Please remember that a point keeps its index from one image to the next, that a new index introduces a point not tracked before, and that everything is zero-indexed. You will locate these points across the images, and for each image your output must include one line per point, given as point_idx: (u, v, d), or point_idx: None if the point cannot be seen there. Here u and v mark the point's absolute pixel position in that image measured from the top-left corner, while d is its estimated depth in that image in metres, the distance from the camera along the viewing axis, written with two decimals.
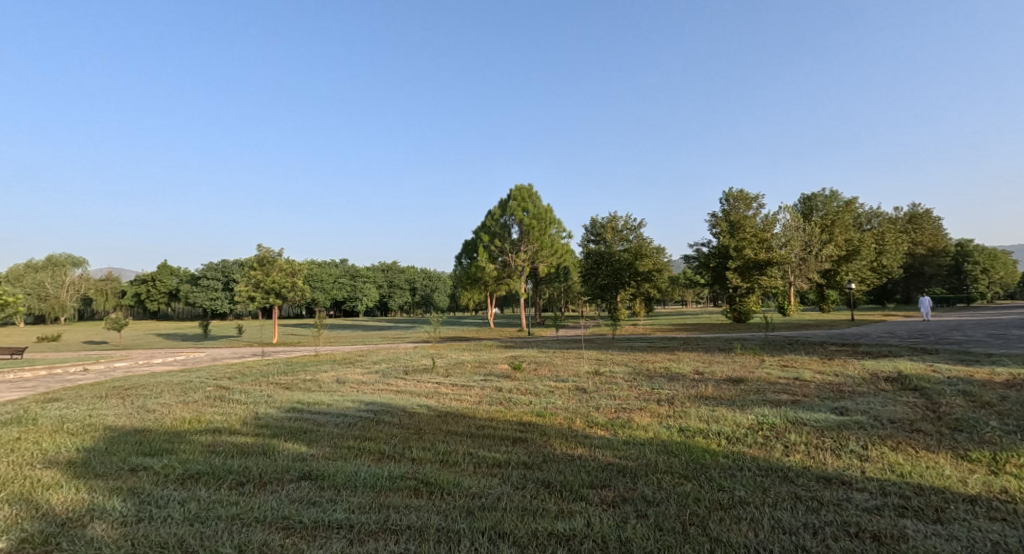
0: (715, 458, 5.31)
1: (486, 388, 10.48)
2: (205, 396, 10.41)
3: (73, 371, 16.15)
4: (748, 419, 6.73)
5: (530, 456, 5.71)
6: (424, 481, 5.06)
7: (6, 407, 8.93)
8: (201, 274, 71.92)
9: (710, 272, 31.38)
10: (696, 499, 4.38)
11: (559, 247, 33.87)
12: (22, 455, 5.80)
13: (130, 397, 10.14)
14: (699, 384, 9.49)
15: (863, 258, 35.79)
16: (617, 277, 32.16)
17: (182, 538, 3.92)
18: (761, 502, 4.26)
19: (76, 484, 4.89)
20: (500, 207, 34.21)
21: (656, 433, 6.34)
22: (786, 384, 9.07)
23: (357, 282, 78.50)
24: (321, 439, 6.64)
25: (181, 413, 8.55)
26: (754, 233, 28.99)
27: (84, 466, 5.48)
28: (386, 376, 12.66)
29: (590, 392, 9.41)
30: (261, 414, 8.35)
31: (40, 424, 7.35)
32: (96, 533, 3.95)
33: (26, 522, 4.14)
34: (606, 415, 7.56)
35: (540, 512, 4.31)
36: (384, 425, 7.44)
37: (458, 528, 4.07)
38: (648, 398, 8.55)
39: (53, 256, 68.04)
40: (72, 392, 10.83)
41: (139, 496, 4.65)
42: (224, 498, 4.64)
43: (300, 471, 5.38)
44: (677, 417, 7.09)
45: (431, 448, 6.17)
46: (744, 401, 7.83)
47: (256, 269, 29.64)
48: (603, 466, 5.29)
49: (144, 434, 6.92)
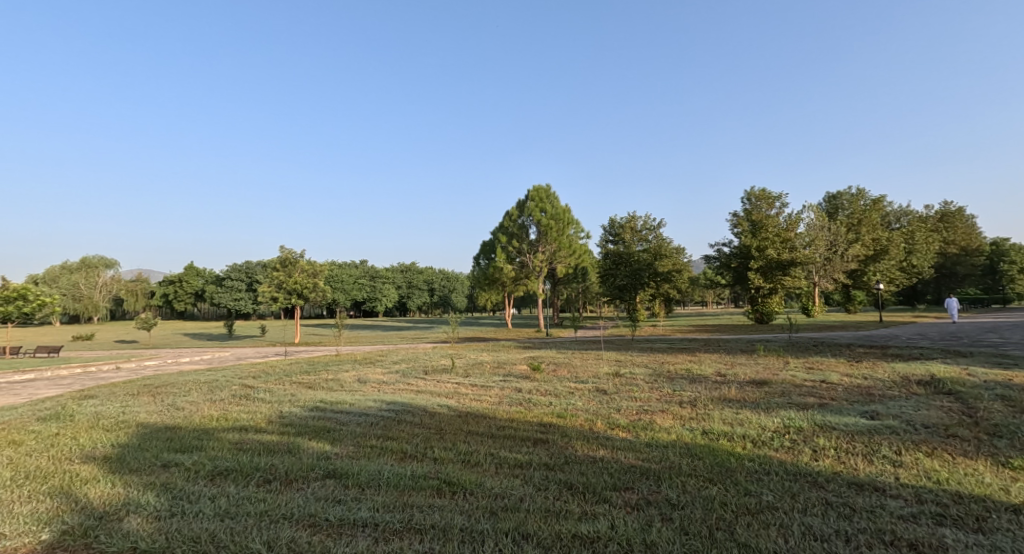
0: (741, 461, 5.23)
1: (505, 388, 10.53)
2: (231, 394, 10.59)
3: (105, 369, 16.60)
4: (774, 422, 6.62)
5: (553, 457, 5.71)
6: (447, 481, 5.07)
7: (42, 404, 9.16)
8: (226, 274, 73.34)
9: (731, 272, 30.98)
10: (723, 504, 4.31)
11: (577, 247, 33.80)
12: (59, 450, 5.96)
13: (161, 394, 10.37)
14: (722, 386, 9.35)
15: (891, 257, 35.00)
16: (636, 278, 31.91)
17: (213, 533, 3.99)
18: (790, 507, 4.18)
19: (112, 478, 5.01)
20: (518, 207, 34.22)
21: (680, 436, 6.27)
22: (813, 386, 8.92)
23: (377, 283, 79.25)
24: (344, 439, 6.69)
25: (209, 411, 8.71)
26: (777, 233, 28.52)
27: (119, 461, 5.62)
28: (407, 376, 12.76)
29: (610, 393, 9.38)
30: (286, 413, 8.46)
31: (77, 420, 7.58)
32: (131, 527, 4.03)
33: (67, 514, 4.26)
34: (627, 416, 7.50)
35: (564, 514, 4.29)
36: (406, 424, 7.48)
37: (482, 528, 4.07)
38: (670, 400, 8.48)
39: (88, 259, 70.56)
40: (105, 389, 11.08)
41: (172, 491, 4.74)
42: (252, 495, 4.71)
43: (324, 469, 5.43)
44: (700, 419, 7.01)
45: (452, 448, 6.19)
46: (769, 403, 7.71)
47: (279, 270, 30.04)
48: (627, 468, 5.25)
49: (174, 431, 7.06)
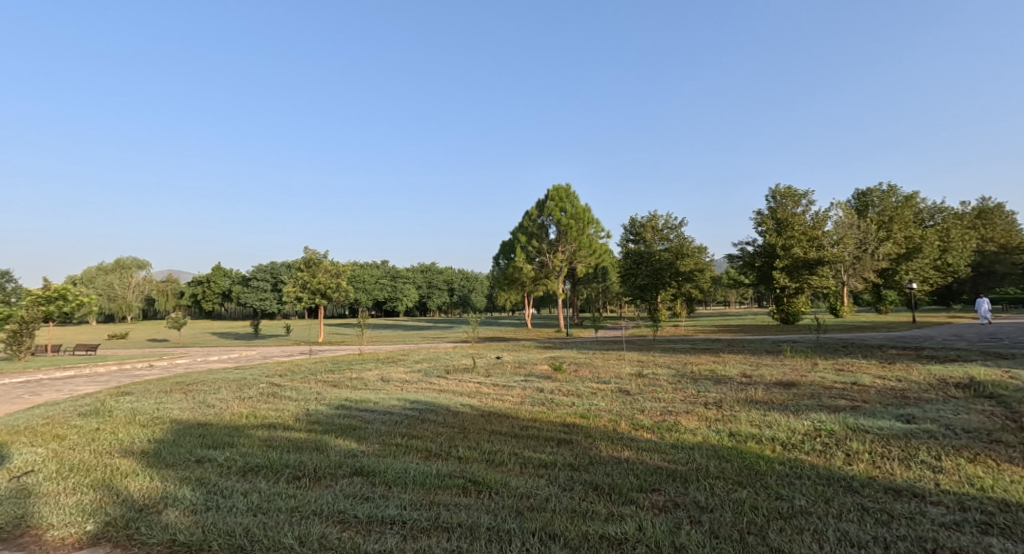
0: (771, 464, 5.14)
1: (527, 388, 10.52)
2: (260, 392, 10.81)
3: (138, 367, 17.05)
4: (804, 425, 6.49)
5: (577, 458, 5.69)
6: (473, 481, 5.09)
7: (82, 399, 9.45)
8: (252, 274, 74.63)
9: (755, 272, 30.57)
10: (754, 507, 4.24)
11: (597, 247, 33.62)
12: (99, 445, 6.14)
13: (193, 392, 10.63)
14: (748, 388, 9.22)
15: (925, 256, 34.04)
16: (657, 278, 31.67)
17: (248, 527, 4.06)
18: (824, 512, 4.10)
19: (150, 472, 5.14)
20: (538, 207, 34.16)
21: (706, 437, 6.19)
22: (844, 388, 8.72)
23: (398, 283, 79.94)
24: (369, 436, 6.78)
25: (238, 408, 8.90)
26: (803, 230, 28.11)
27: (156, 455, 5.77)
28: (429, 375, 12.82)
29: (633, 394, 9.32)
30: (313, 411, 8.58)
31: (115, 415, 7.81)
32: (170, 520, 4.13)
33: (109, 506, 4.38)
34: (652, 416, 7.47)
35: (590, 515, 4.27)
36: (430, 423, 7.50)
37: (509, 528, 4.08)
38: (695, 401, 8.38)
39: (121, 260, 72.44)
40: (140, 386, 11.40)
41: (206, 486, 4.84)
42: (283, 491, 4.79)
43: (352, 467, 5.50)
44: (727, 420, 6.92)
45: (476, 448, 6.20)
46: (798, 406, 7.56)
47: (303, 270, 30.48)
48: (653, 470, 5.19)
49: (206, 427, 7.22)
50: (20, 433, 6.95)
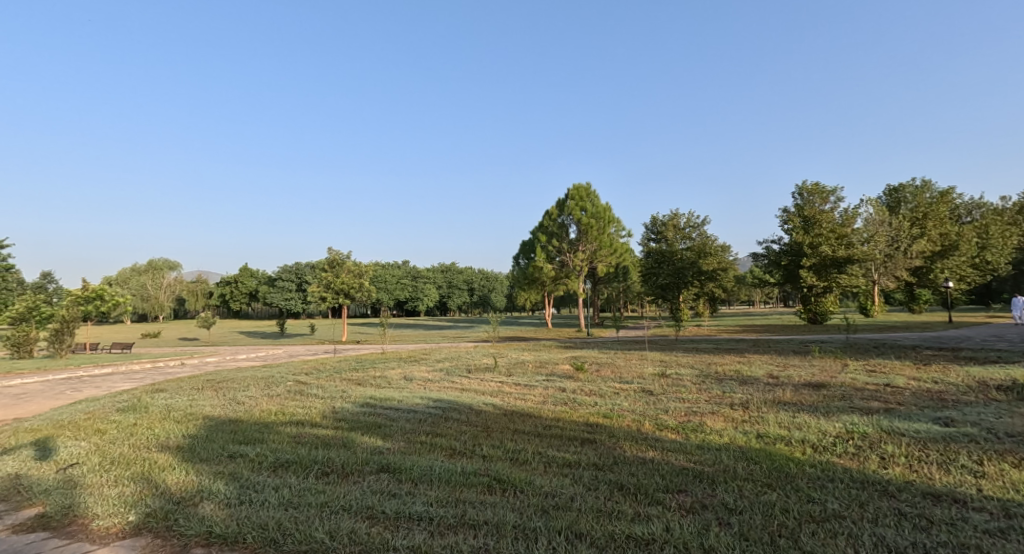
0: (802, 466, 5.05)
1: (549, 388, 10.48)
2: (287, 390, 10.99)
3: (171, 365, 17.49)
4: (836, 427, 6.36)
5: (601, 457, 5.67)
6: (497, 479, 5.11)
7: (120, 396, 9.76)
8: (278, 275, 75.84)
9: (781, 270, 30.00)
10: (784, 510, 4.18)
11: (618, 246, 33.39)
12: (137, 439, 6.31)
13: (223, 390, 10.85)
14: (776, 389, 9.07)
15: (962, 254, 33.09)
16: (679, 277, 31.29)
17: (280, 521, 4.14)
18: (859, 517, 4.02)
19: (185, 466, 5.28)
20: (558, 207, 34.09)
21: (733, 439, 6.10)
22: (876, 390, 8.51)
23: (419, 283, 80.56)
24: (394, 434, 6.86)
25: (267, 405, 9.05)
26: (831, 228, 27.54)
27: (191, 450, 5.93)
28: (450, 375, 12.87)
29: (656, 394, 9.25)
30: (338, 408, 8.70)
31: (151, 411, 8.02)
32: (206, 513, 4.24)
33: (148, 499, 4.51)
34: (676, 416, 7.42)
35: (616, 515, 4.26)
36: (454, 422, 7.57)
37: (535, 526, 4.09)
38: (721, 401, 8.26)
39: (153, 261, 74.49)
40: (173, 383, 11.70)
41: (239, 481, 4.96)
42: (313, 486, 4.88)
43: (378, 463, 5.57)
44: (755, 421, 6.83)
45: (500, 446, 6.22)
46: (828, 407, 7.40)
47: (327, 270, 30.93)
48: (679, 471, 5.15)
49: (237, 423, 7.37)
50: (62, 427, 7.18)
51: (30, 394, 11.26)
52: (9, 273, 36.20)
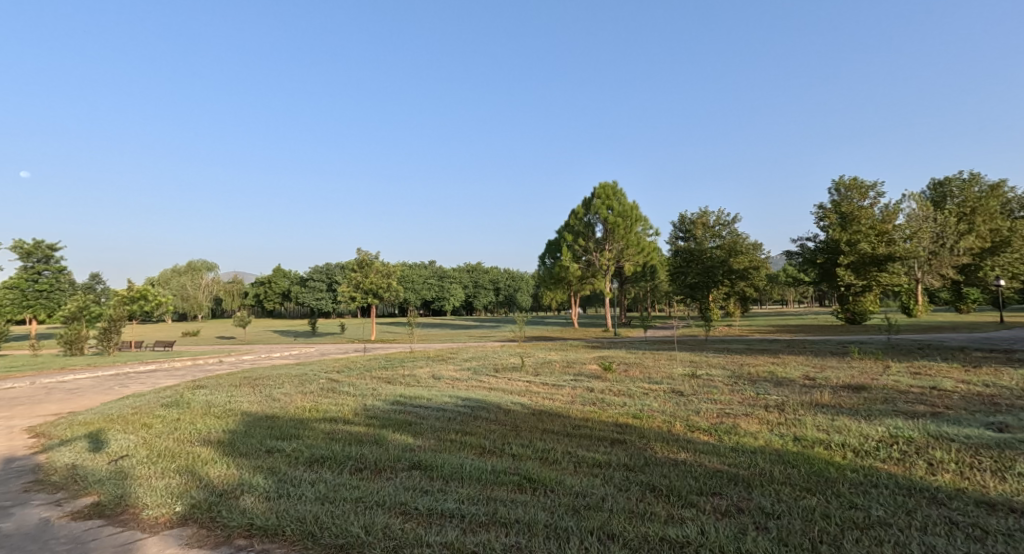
0: (843, 471, 4.93)
1: (576, 388, 10.43)
2: (319, 387, 11.21)
3: (209, 363, 18.04)
4: (879, 431, 6.17)
5: (631, 458, 5.61)
6: (527, 477, 5.12)
7: (164, 392, 10.10)
8: (309, 275, 77.27)
9: (816, 269, 29.23)
10: (825, 516, 4.09)
11: (646, 245, 33.05)
12: (181, 434, 6.52)
13: (259, 386, 11.13)
14: (813, 390, 8.85)
15: (1015, 250, 31.56)
16: (708, 276, 30.79)
17: (317, 515, 4.22)
18: (906, 525, 3.90)
19: (226, 460, 5.43)
20: (584, 206, 33.92)
21: (769, 442, 5.98)
22: (921, 393, 8.22)
23: (445, 283, 81.03)
24: (424, 432, 6.91)
25: (301, 402, 9.24)
26: (871, 225, 26.65)
27: (231, 445, 6.09)
28: (478, 374, 12.93)
29: (687, 394, 9.11)
30: (370, 406, 8.81)
31: (193, 407, 8.27)
32: (247, 505, 4.35)
33: (192, 490, 4.66)
34: (709, 418, 7.31)
35: (649, 516, 4.23)
36: (482, 420, 7.60)
37: (566, 526, 4.08)
38: (755, 403, 8.11)
39: (193, 264, 77.14)
40: (212, 380, 12.03)
41: (277, 475, 5.07)
42: (347, 482, 4.96)
43: (410, 460, 5.63)
44: (791, 424, 6.67)
45: (529, 445, 6.23)
46: (870, 410, 7.19)
47: (356, 271, 31.41)
48: (713, 473, 5.08)
49: (273, 420, 7.54)
50: (111, 421, 7.47)
51: (82, 388, 11.80)
52: (62, 274, 38.03)
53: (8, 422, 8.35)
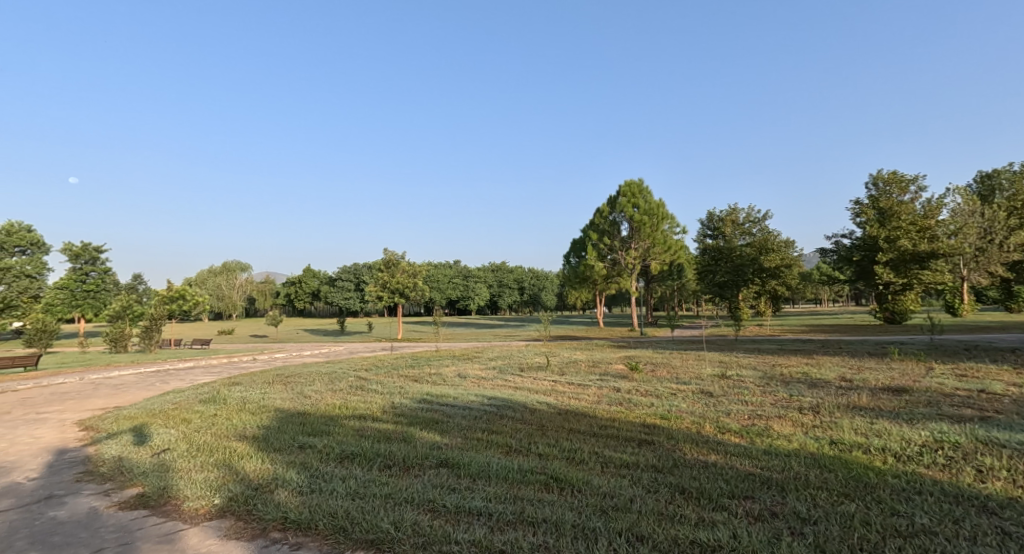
0: (883, 476, 4.82)
1: (603, 388, 10.38)
2: (349, 385, 11.41)
3: (243, 360, 18.50)
4: (921, 435, 6.01)
5: (659, 460, 5.58)
6: (554, 477, 5.14)
7: (201, 388, 10.42)
8: (337, 275, 78.43)
9: (853, 266, 28.48)
10: (865, 523, 4.01)
11: (673, 243, 32.73)
12: (219, 429, 6.72)
13: (291, 384, 11.39)
14: (850, 392, 8.66)
15: None
16: (738, 274, 30.23)
17: (348, 510, 4.31)
18: (952, 534, 3.80)
19: (261, 455, 5.57)
20: (609, 204, 33.67)
21: (804, 445, 5.87)
22: (967, 397, 7.97)
23: (470, 282, 81.34)
24: (451, 430, 6.98)
25: (331, 399, 9.42)
26: (911, 220, 25.79)
27: (265, 440, 6.25)
28: (504, 373, 12.98)
29: (716, 396, 8.99)
30: (398, 404, 8.93)
31: (229, 403, 8.51)
32: (282, 499, 4.47)
33: (231, 484, 4.80)
34: (739, 420, 7.21)
35: (679, 518, 4.20)
36: (508, 419, 7.64)
37: (594, 526, 4.09)
38: (788, 405, 7.97)
39: (227, 264, 79.23)
40: (247, 377, 12.35)
41: (310, 470, 5.19)
42: (377, 478, 5.04)
43: (437, 458, 5.70)
44: (826, 427, 6.54)
45: (556, 445, 6.25)
46: (912, 414, 7.00)
47: (383, 271, 31.78)
48: (744, 476, 5.02)
49: (306, 416, 7.70)
50: (153, 416, 7.74)
51: (126, 384, 12.25)
52: (107, 276, 39.48)
53: (59, 416, 8.72)
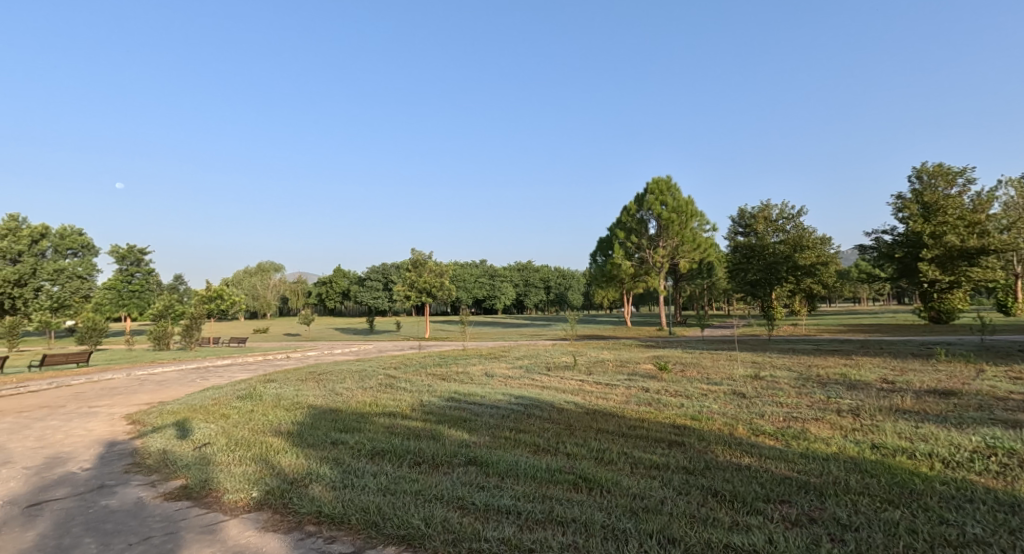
0: (930, 483, 4.64)
1: (631, 388, 10.27)
2: (379, 383, 11.53)
3: (277, 358, 18.89)
4: (970, 440, 5.77)
5: (691, 461, 5.48)
6: (583, 477, 5.10)
7: (238, 385, 10.67)
8: (366, 276, 79.49)
9: (895, 263, 27.58)
10: (911, 531, 3.86)
11: (702, 241, 32.28)
12: (255, 424, 6.86)
13: (323, 381, 11.56)
14: (892, 395, 8.36)
15: None
16: (770, 272, 29.49)
17: (379, 506, 4.34)
18: (1007, 545, 3.63)
19: (296, 451, 5.67)
20: (636, 201, 33.29)
21: (843, 449, 5.70)
22: (1020, 401, 7.62)
23: (496, 281, 81.50)
24: (479, 428, 6.99)
25: (362, 397, 9.54)
26: (959, 214, 24.79)
27: (299, 436, 6.36)
28: (531, 372, 12.94)
29: (750, 397, 8.80)
30: (427, 402, 8.98)
31: (265, 400, 8.69)
32: (316, 494, 4.53)
33: (267, 478, 4.89)
34: (774, 422, 7.04)
35: (712, 522, 4.12)
36: (536, 418, 7.62)
37: (624, 527, 4.03)
38: (826, 407, 7.75)
39: (261, 264, 81.22)
40: (281, 375, 12.60)
41: (342, 466, 5.26)
42: (406, 475, 5.07)
43: (466, 456, 5.72)
44: (868, 431, 6.34)
45: (585, 445, 6.20)
46: (960, 418, 6.72)
47: (410, 270, 32.04)
48: (780, 480, 4.90)
49: (338, 413, 7.80)
50: (195, 410, 7.95)
51: (168, 380, 12.63)
52: (151, 277, 40.85)
53: (108, 409, 9.04)
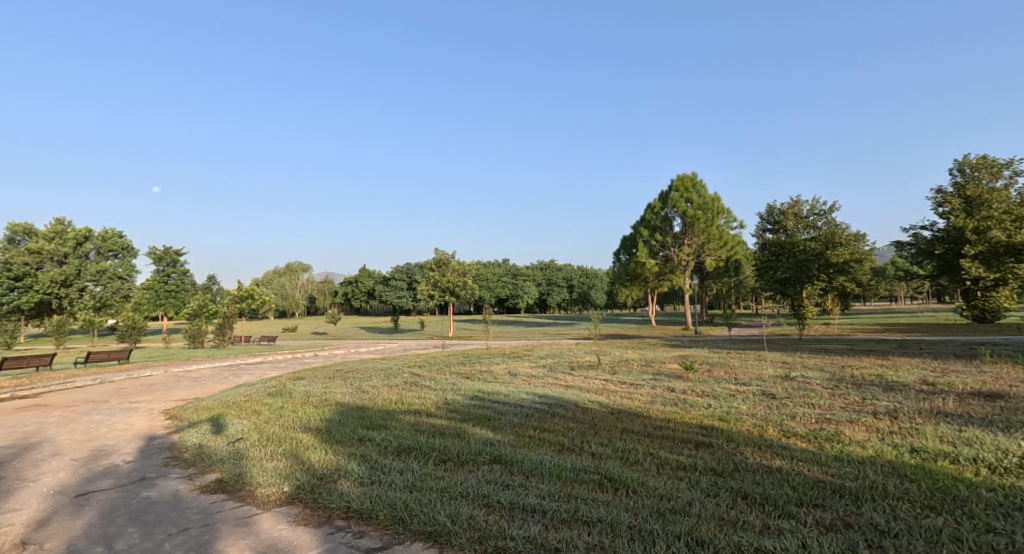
0: (975, 489, 4.46)
1: (657, 388, 10.12)
2: (404, 381, 11.58)
3: (305, 356, 19.16)
4: (1017, 445, 5.53)
5: (720, 463, 5.36)
6: (608, 477, 5.02)
7: (268, 382, 10.84)
8: (390, 275, 80.20)
9: (936, 260, 26.64)
10: (955, 538, 3.70)
11: (728, 238, 31.77)
12: (285, 420, 6.94)
13: (350, 379, 11.67)
14: (932, 397, 8.08)
15: None
16: (801, 270, 28.84)
17: (406, 502, 4.33)
18: None
19: (324, 447, 5.71)
20: (660, 199, 32.90)
21: (880, 452, 5.52)
22: None
23: (519, 280, 81.44)
24: (504, 427, 6.96)
25: (388, 394, 9.59)
26: (1004, 208, 23.83)
27: (327, 432, 6.41)
28: (555, 371, 12.87)
29: (781, 398, 8.60)
30: (451, 400, 8.98)
31: (294, 396, 8.79)
32: (344, 489, 4.55)
33: (297, 473, 4.93)
34: (807, 423, 6.86)
35: (742, 525, 4.01)
36: (561, 418, 7.55)
37: (652, 528, 3.95)
38: (860, 409, 7.53)
39: (289, 264, 82.61)
40: (309, 372, 12.77)
41: (369, 462, 5.27)
42: (432, 472, 5.06)
43: (490, 454, 5.69)
44: (907, 434, 6.12)
45: (610, 445, 6.11)
46: (1005, 422, 6.46)
47: (434, 270, 32.17)
48: (814, 483, 4.76)
49: (364, 410, 7.85)
50: (229, 406, 8.09)
51: (202, 377, 12.91)
52: (186, 277, 41.86)
53: (147, 405, 9.27)
